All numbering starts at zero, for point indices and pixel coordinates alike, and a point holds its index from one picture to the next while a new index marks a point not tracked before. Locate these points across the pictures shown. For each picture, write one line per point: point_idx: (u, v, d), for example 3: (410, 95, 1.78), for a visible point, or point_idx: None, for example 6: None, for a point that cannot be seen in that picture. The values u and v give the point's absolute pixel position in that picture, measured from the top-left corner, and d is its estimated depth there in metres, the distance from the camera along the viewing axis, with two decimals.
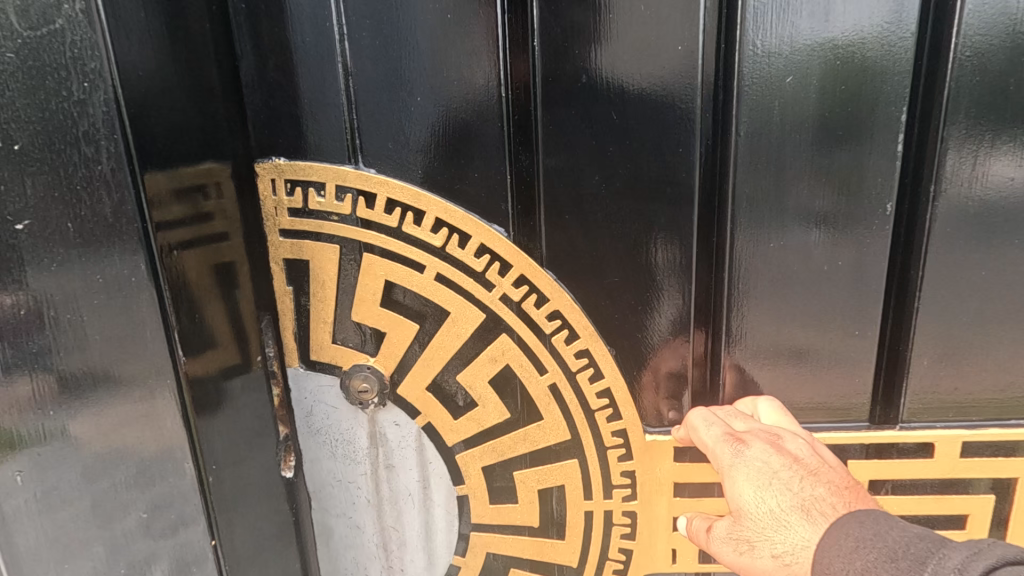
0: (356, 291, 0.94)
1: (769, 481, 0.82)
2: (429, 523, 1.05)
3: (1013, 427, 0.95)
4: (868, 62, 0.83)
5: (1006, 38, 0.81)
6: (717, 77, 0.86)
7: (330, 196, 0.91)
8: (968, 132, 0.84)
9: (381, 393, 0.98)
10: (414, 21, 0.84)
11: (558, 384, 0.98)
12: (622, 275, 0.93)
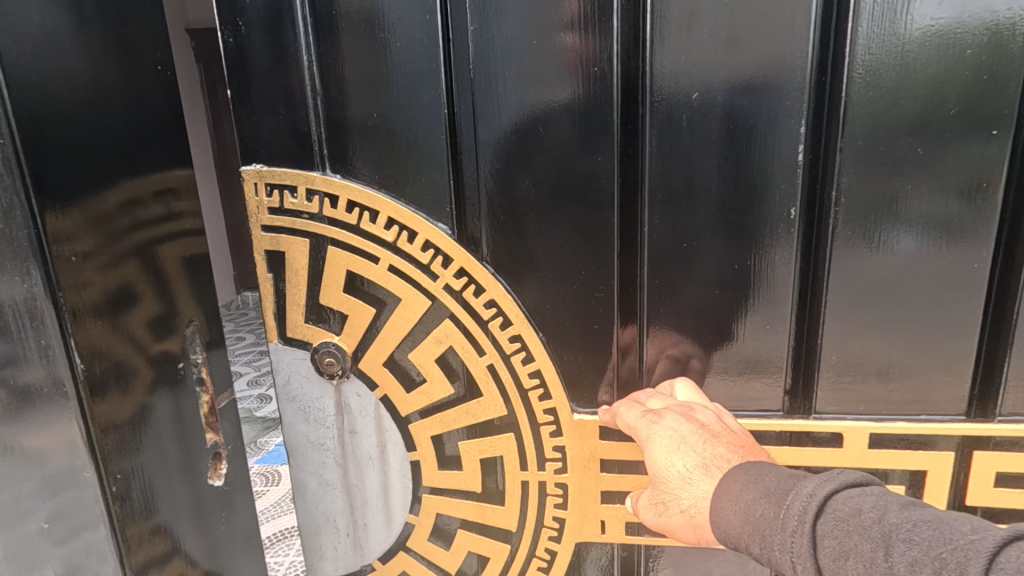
0: (324, 278, 1.10)
1: (678, 444, 0.91)
2: (388, 483, 1.19)
3: (922, 422, 1.00)
4: (768, 79, 0.91)
5: (897, 56, 0.87)
6: (634, 94, 0.95)
7: (301, 195, 1.06)
8: (866, 142, 0.90)
9: (344, 366, 1.13)
10: (370, 48, 0.98)
11: (496, 365, 1.10)
12: (552, 270, 1.04)
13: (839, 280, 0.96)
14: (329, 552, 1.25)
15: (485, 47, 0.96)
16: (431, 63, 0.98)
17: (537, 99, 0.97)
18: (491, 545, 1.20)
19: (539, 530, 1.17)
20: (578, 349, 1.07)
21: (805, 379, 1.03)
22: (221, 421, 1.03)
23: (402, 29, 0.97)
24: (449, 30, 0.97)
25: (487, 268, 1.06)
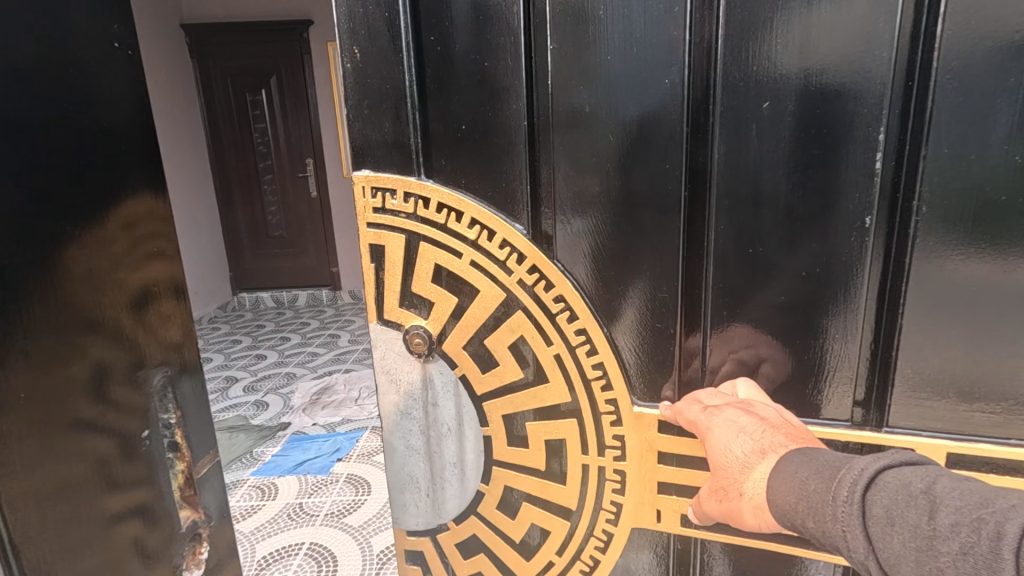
0: (410, 269, 1.10)
1: (731, 440, 0.87)
2: (464, 461, 1.18)
3: (1011, 446, 0.89)
4: (840, 88, 0.84)
5: (994, 57, 0.77)
6: (705, 96, 0.90)
7: (399, 196, 1.07)
8: (953, 149, 0.81)
9: (432, 347, 1.13)
10: (447, 59, 0.99)
11: (562, 356, 1.07)
12: (620, 270, 1.00)
13: (915, 292, 0.87)
14: (407, 523, 1.25)
15: (557, 51, 0.94)
16: (505, 74, 0.97)
17: (602, 102, 0.93)
18: (552, 526, 1.16)
19: (596, 516, 1.13)
20: (645, 351, 1.03)
21: (879, 397, 0.94)
22: (199, 495, 1.04)
23: (480, 40, 0.97)
24: (520, 36, 0.95)
25: (553, 265, 1.03)
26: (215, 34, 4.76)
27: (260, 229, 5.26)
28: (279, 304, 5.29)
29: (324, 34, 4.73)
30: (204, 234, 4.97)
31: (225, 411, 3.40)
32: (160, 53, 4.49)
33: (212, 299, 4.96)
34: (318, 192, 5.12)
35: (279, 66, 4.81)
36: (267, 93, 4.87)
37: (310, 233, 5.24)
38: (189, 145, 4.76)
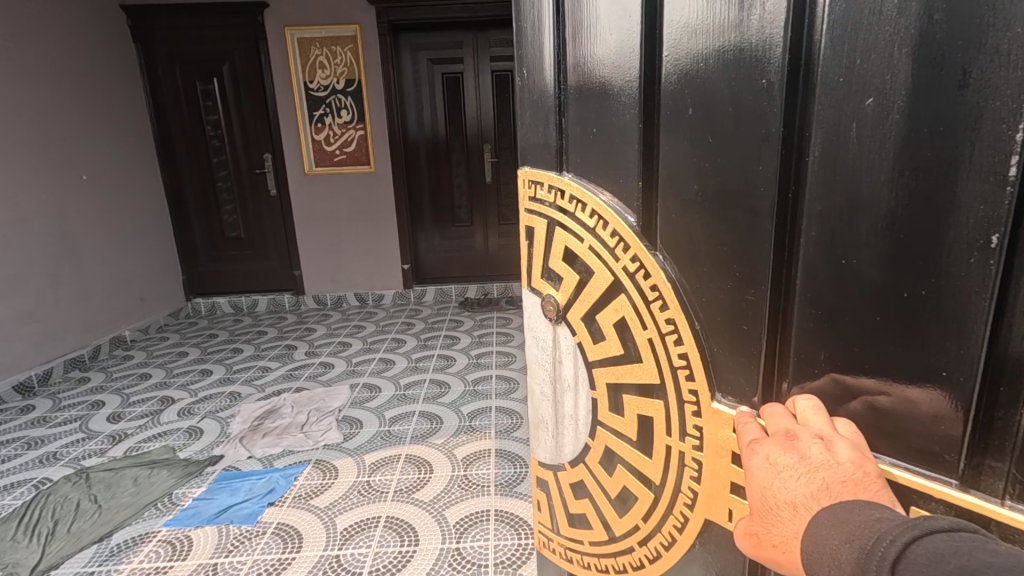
0: (547, 251, 0.65)
1: (772, 478, 0.41)
2: (582, 420, 0.67)
3: None
4: None
5: None
6: (782, 54, 0.39)
7: (547, 184, 0.63)
8: None
9: (559, 318, 0.65)
10: (587, 70, 0.55)
11: (654, 347, 0.55)
12: (711, 264, 0.49)
13: None
14: (542, 457, 0.76)
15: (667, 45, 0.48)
16: (637, 78, 0.51)
17: (699, 92, 0.46)
18: (642, 503, 0.61)
19: (671, 510, 0.58)
20: (727, 365, 0.50)
21: None
22: None
23: (606, 59, 0.53)
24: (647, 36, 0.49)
25: (661, 267, 0.53)
26: (157, 8, 3.42)
27: (216, 229, 3.83)
28: (237, 311, 3.89)
29: (292, 13, 3.47)
30: (165, 236, 3.71)
31: (141, 445, 2.00)
32: (79, 18, 3.09)
33: (163, 310, 3.64)
34: (277, 188, 3.73)
35: (232, 55, 3.53)
36: (221, 82, 3.57)
37: (269, 236, 3.84)
38: (143, 150, 3.54)
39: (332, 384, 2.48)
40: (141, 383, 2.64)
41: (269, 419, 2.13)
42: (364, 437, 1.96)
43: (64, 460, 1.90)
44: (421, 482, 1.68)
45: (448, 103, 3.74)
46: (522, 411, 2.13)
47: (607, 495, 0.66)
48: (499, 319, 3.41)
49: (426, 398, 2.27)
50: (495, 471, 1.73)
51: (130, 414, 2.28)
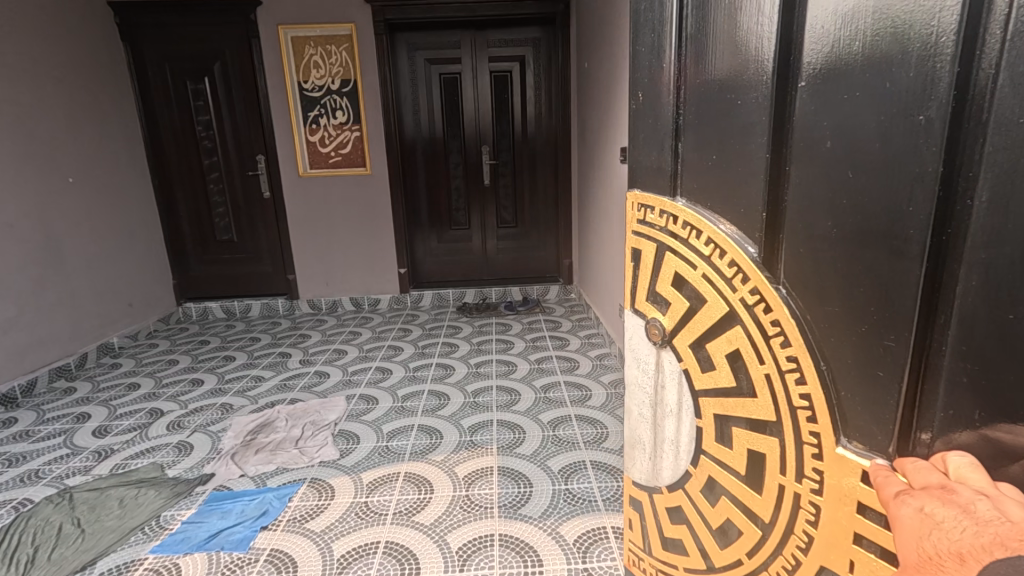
0: (653, 273, 0.61)
1: (931, 537, 0.34)
2: (682, 445, 0.63)
3: None
4: None
5: None
6: (951, 82, 0.32)
7: (658, 209, 0.60)
8: None
9: (663, 341, 0.61)
10: (708, 94, 0.52)
11: (774, 386, 0.49)
12: (843, 300, 0.41)
13: None
14: (636, 475, 0.72)
15: (806, 70, 0.41)
16: (769, 105, 0.45)
17: (837, 120, 0.39)
18: (746, 539, 0.56)
19: (782, 551, 0.52)
20: (855, 410, 0.42)
21: None
22: None
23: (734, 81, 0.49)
24: (779, 61, 0.44)
25: (784, 302, 0.46)
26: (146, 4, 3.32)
27: (207, 232, 3.74)
28: (229, 315, 3.80)
29: (285, 10, 3.38)
30: (155, 240, 3.62)
31: (128, 461, 1.91)
32: (65, 15, 2.98)
33: (153, 315, 3.55)
34: (270, 191, 3.64)
35: (223, 53, 3.43)
36: (212, 81, 3.48)
37: (262, 239, 3.75)
38: (132, 151, 3.45)
39: (327, 395, 2.40)
40: (130, 393, 2.56)
41: (262, 434, 2.05)
42: (361, 453, 1.90)
43: (46, 478, 1.82)
44: (421, 503, 1.61)
45: (446, 104, 3.67)
46: (525, 424, 2.07)
47: (708, 524, 0.62)
48: (498, 325, 3.34)
49: (425, 411, 2.20)
50: (498, 490, 1.66)
51: (117, 428, 2.19)
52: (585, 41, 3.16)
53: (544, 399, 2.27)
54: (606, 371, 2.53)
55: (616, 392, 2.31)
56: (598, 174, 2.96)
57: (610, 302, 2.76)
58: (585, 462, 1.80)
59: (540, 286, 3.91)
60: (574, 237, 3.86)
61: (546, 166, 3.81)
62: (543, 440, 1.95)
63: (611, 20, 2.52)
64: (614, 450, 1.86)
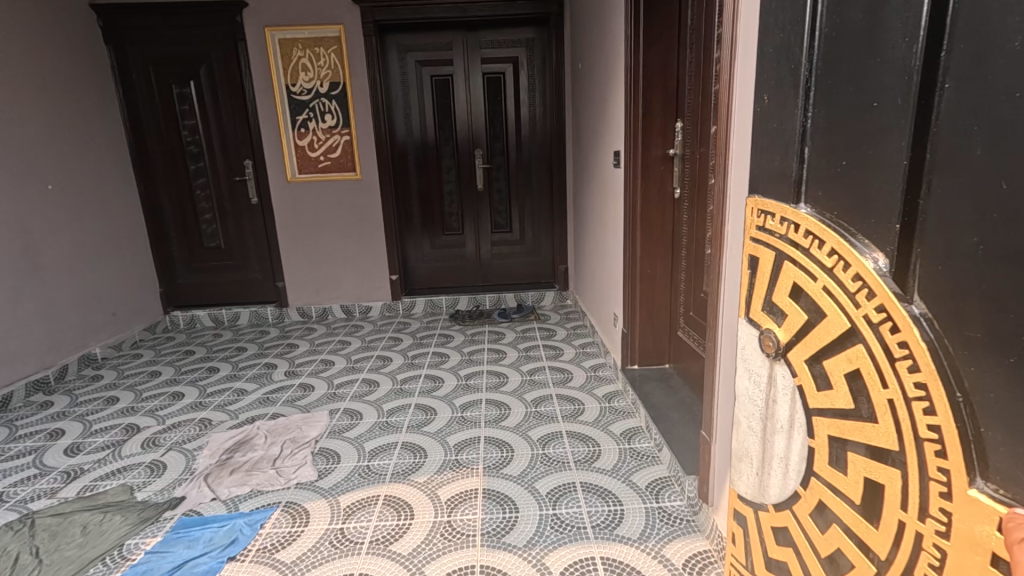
0: (771, 284, 0.67)
1: None
2: (793, 463, 0.67)
3: None
4: None
5: None
6: None
7: (779, 215, 0.65)
8: None
9: (776, 352, 0.68)
10: (835, 105, 0.56)
11: (898, 412, 0.51)
12: (985, 328, 0.42)
13: None
14: (744, 489, 0.79)
15: (953, 82, 0.43)
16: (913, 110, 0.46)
17: (982, 123, 0.41)
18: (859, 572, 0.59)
19: None
20: (993, 427, 0.43)
21: None
22: None
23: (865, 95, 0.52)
24: (924, 74, 0.45)
25: (915, 322, 0.48)
26: (129, 6, 3.24)
27: (194, 239, 3.66)
28: (217, 324, 3.72)
29: (271, 12, 3.31)
30: (140, 247, 3.54)
31: (96, 483, 1.83)
32: (45, 18, 2.91)
33: (138, 324, 3.47)
34: (259, 197, 3.56)
35: (208, 56, 3.36)
36: (198, 84, 3.40)
37: (250, 246, 3.67)
38: (116, 157, 3.37)
39: (310, 410, 2.31)
40: (107, 407, 2.47)
41: (238, 452, 1.97)
42: (341, 474, 1.81)
43: (10, 502, 1.74)
44: (400, 530, 1.52)
45: (437, 107, 3.59)
46: (513, 441, 1.98)
47: (817, 552, 0.64)
48: (491, 334, 3.25)
49: (410, 428, 2.11)
50: (482, 515, 1.57)
51: (90, 446, 2.11)
52: (579, 41, 3.07)
53: (535, 414, 2.18)
54: (601, 384, 2.42)
55: (610, 406, 2.20)
56: (593, 177, 2.86)
57: (606, 311, 2.66)
58: (575, 485, 1.70)
59: (535, 292, 3.81)
60: (570, 242, 3.76)
61: (540, 170, 3.73)
62: (532, 459, 1.85)
63: (604, 19, 2.44)
64: (606, 470, 1.76)
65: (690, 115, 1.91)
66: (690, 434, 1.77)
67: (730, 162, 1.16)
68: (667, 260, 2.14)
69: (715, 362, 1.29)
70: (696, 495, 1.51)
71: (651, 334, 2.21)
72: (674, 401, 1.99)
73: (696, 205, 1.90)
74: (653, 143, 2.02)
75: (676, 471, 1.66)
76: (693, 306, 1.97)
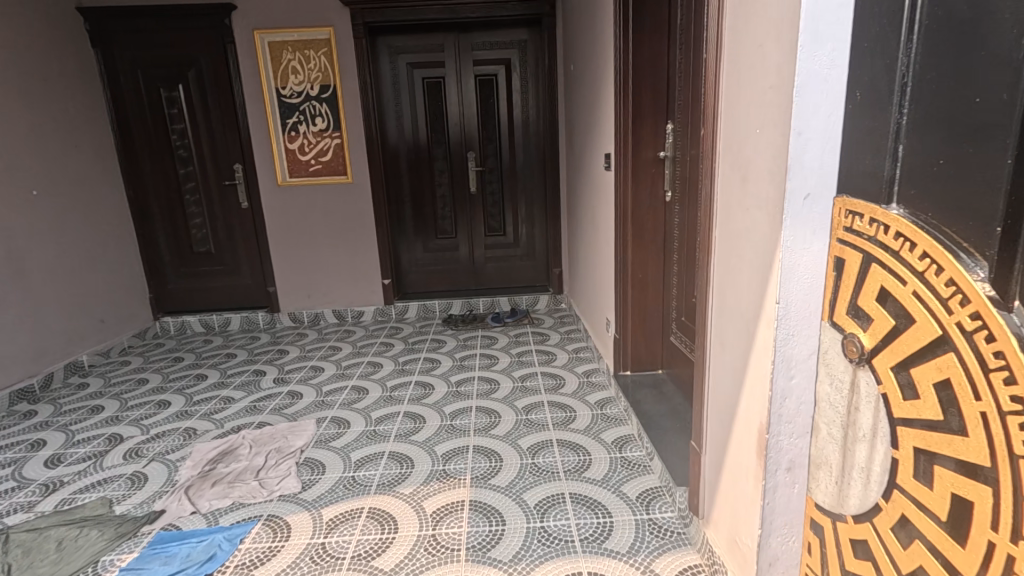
0: (856, 288, 0.76)
1: None
2: (875, 475, 0.75)
3: None
4: None
5: None
6: None
7: (866, 216, 0.74)
8: None
9: (861, 357, 0.77)
10: (933, 100, 0.63)
11: (993, 425, 0.58)
12: None
13: None
14: (822, 497, 0.89)
15: None
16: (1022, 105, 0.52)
17: None
18: None
19: None
20: None
21: None
22: None
23: (968, 88, 0.58)
24: None
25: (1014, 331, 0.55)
26: (117, 9, 3.20)
27: (183, 244, 3.62)
28: (208, 330, 3.68)
29: (261, 15, 3.27)
30: (129, 252, 3.50)
31: (75, 496, 1.78)
32: (30, 21, 2.87)
33: (127, 331, 3.42)
34: (249, 201, 3.52)
35: (197, 59, 3.32)
36: (187, 88, 3.36)
37: (241, 251, 3.63)
38: (103, 161, 3.33)
39: (297, 419, 2.26)
40: (92, 416, 2.43)
41: (222, 463, 1.93)
42: (326, 485, 1.77)
43: None
44: (383, 544, 1.48)
45: (429, 110, 3.56)
46: (503, 450, 1.93)
47: (898, 567, 0.72)
48: (483, 338, 3.20)
49: (398, 437, 2.07)
50: (468, 528, 1.54)
51: (70, 457, 2.06)
52: (571, 42, 3.04)
53: (526, 422, 2.13)
54: (593, 390, 2.37)
55: (602, 413, 2.14)
56: (586, 179, 2.82)
57: (598, 315, 2.62)
58: (564, 495, 1.66)
59: (529, 296, 3.76)
60: (564, 245, 3.72)
61: (533, 172, 3.69)
62: (521, 469, 1.81)
63: (595, 19, 2.41)
64: (595, 480, 1.72)
65: (681, 117, 1.88)
66: (682, 443, 1.73)
67: (721, 163, 1.12)
68: (659, 264, 2.11)
69: (703, 370, 1.25)
70: (687, 508, 1.46)
71: (643, 339, 2.18)
72: (666, 408, 1.94)
73: (687, 207, 1.86)
74: (644, 145, 1.99)
75: (667, 481, 1.61)
76: (684, 311, 1.93)
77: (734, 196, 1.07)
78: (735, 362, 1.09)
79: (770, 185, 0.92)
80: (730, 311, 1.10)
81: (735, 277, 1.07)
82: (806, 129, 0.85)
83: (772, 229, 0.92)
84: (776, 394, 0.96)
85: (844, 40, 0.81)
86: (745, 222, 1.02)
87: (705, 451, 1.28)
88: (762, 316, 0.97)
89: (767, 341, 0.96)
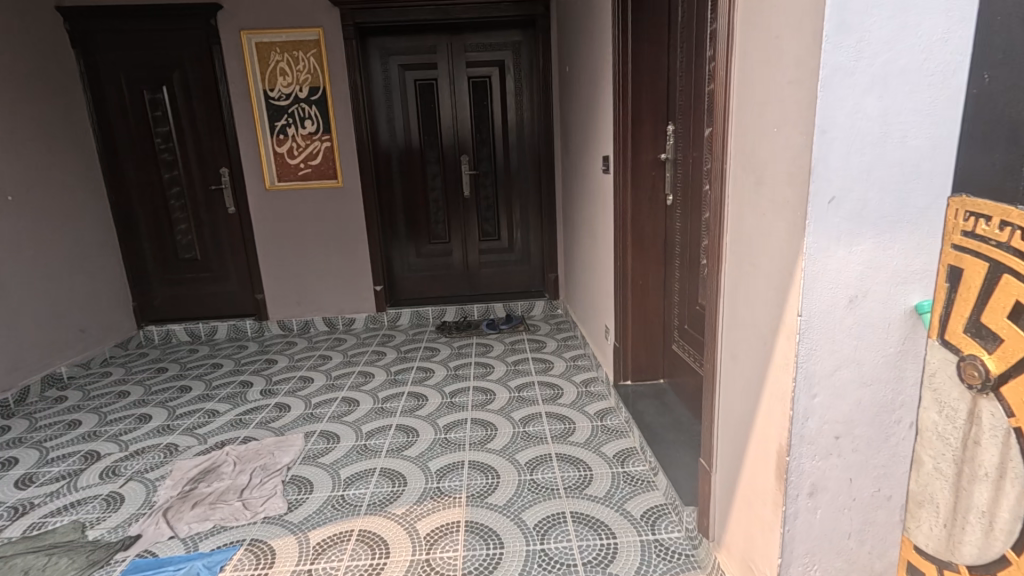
0: (982, 302, 0.56)
1: None
2: (1002, 524, 0.57)
3: None
4: None
5: None
6: None
7: (997, 212, 0.54)
8: None
9: (988, 388, 0.56)
10: None
11: None
12: None
13: None
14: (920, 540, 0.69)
15: None
16: None
17: None
18: None
19: None
20: None
21: None
22: None
23: None
24: None
25: None
26: (97, 9, 3.09)
27: (168, 250, 3.51)
28: (194, 339, 3.56)
29: (248, 15, 3.18)
30: (111, 259, 3.39)
31: (45, 521, 1.68)
32: (7, 22, 2.77)
33: (109, 341, 3.31)
34: (236, 206, 3.42)
35: (181, 61, 3.22)
36: (171, 90, 3.27)
37: (227, 257, 3.52)
38: (83, 165, 3.22)
39: (284, 433, 2.16)
40: (68, 432, 2.32)
41: (204, 482, 1.83)
42: (313, 506, 1.67)
43: None
44: (375, 570, 1.38)
45: (421, 112, 3.48)
46: (500, 466, 1.82)
47: None
48: (478, 346, 3.11)
49: (390, 451, 1.97)
50: (464, 553, 1.43)
51: (43, 476, 1.95)
52: (566, 43, 2.98)
53: (524, 434, 2.02)
54: (592, 400, 2.28)
55: (603, 425, 2.05)
56: (583, 183, 2.76)
57: (597, 323, 2.54)
58: (566, 515, 1.55)
59: (524, 302, 3.68)
60: (560, 249, 3.65)
61: (528, 176, 3.62)
62: (518, 486, 1.70)
63: (591, 18, 2.34)
64: (598, 498, 1.61)
65: (682, 118, 1.81)
66: (687, 458, 1.65)
67: (731, 165, 1.05)
68: (660, 270, 2.04)
69: (714, 384, 1.18)
70: (696, 528, 1.38)
71: (644, 347, 2.10)
72: (669, 420, 1.87)
73: (690, 212, 1.80)
74: (643, 147, 1.92)
75: (673, 498, 1.53)
76: (687, 319, 1.87)
77: (747, 199, 1.00)
78: (749, 378, 1.02)
79: (788, 188, 0.85)
80: (743, 322, 1.03)
81: (749, 286, 1.00)
82: (831, 129, 0.78)
83: (791, 236, 0.85)
84: (797, 415, 0.89)
85: (870, 30, 0.75)
86: (760, 228, 0.95)
87: (716, 469, 1.21)
88: (779, 329, 0.90)
89: (786, 356, 0.89)
